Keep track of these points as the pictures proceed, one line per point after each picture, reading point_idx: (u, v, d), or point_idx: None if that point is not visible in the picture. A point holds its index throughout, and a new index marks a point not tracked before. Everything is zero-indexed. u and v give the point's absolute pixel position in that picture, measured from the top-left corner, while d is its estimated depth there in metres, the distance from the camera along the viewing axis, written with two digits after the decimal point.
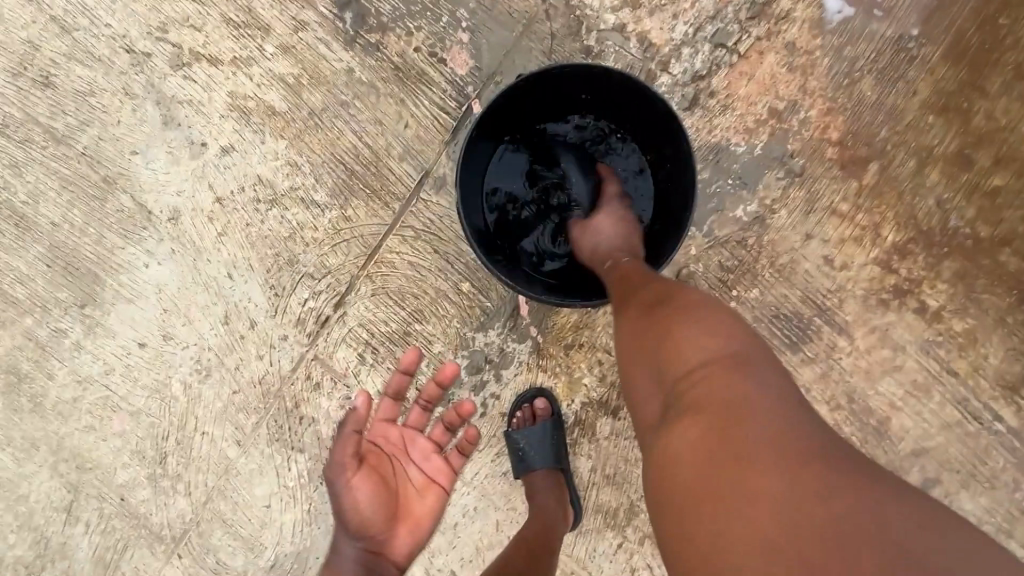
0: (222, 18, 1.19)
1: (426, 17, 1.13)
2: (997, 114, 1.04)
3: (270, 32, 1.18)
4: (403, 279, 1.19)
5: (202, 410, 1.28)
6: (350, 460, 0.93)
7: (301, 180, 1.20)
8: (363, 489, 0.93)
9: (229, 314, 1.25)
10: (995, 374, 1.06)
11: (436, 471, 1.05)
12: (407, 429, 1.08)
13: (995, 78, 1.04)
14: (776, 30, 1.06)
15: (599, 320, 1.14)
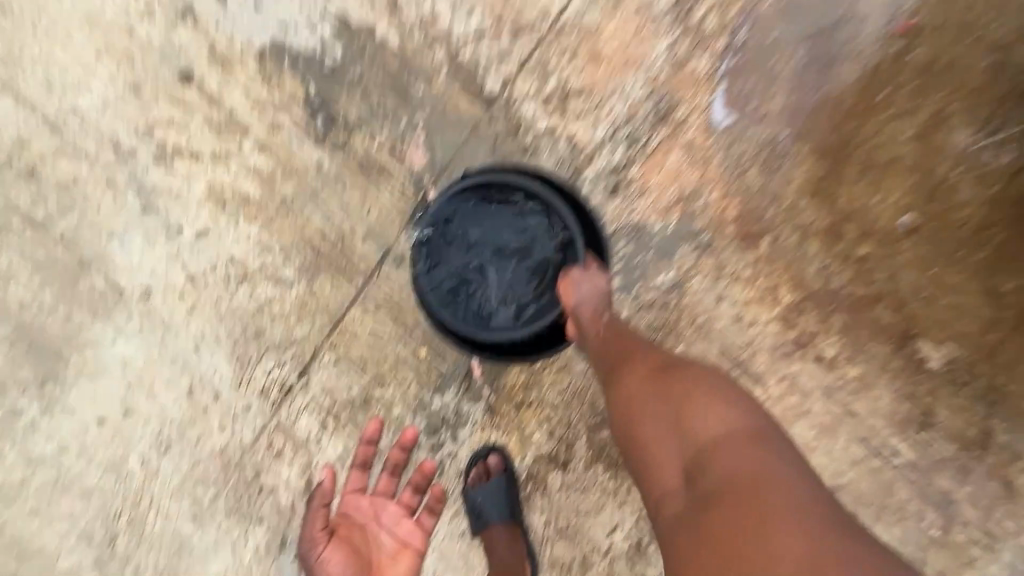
0: (205, 120, 1.35)
1: (388, 120, 1.33)
2: (857, 196, 1.28)
3: (249, 132, 1.34)
4: (365, 347, 1.28)
5: (158, 485, 1.29)
6: (320, 534, 1.21)
7: (271, 259, 1.31)
8: (335, 561, 1.18)
9: (193, 386, 1.30)
10: (888, 413, 1.23)
11: (408, 535, 1.24)
12: (376, 497, 1.27)
13: (853, 167, 1.29)
14: (678, 132, 1.30)
15: (546, 379, 1.25)
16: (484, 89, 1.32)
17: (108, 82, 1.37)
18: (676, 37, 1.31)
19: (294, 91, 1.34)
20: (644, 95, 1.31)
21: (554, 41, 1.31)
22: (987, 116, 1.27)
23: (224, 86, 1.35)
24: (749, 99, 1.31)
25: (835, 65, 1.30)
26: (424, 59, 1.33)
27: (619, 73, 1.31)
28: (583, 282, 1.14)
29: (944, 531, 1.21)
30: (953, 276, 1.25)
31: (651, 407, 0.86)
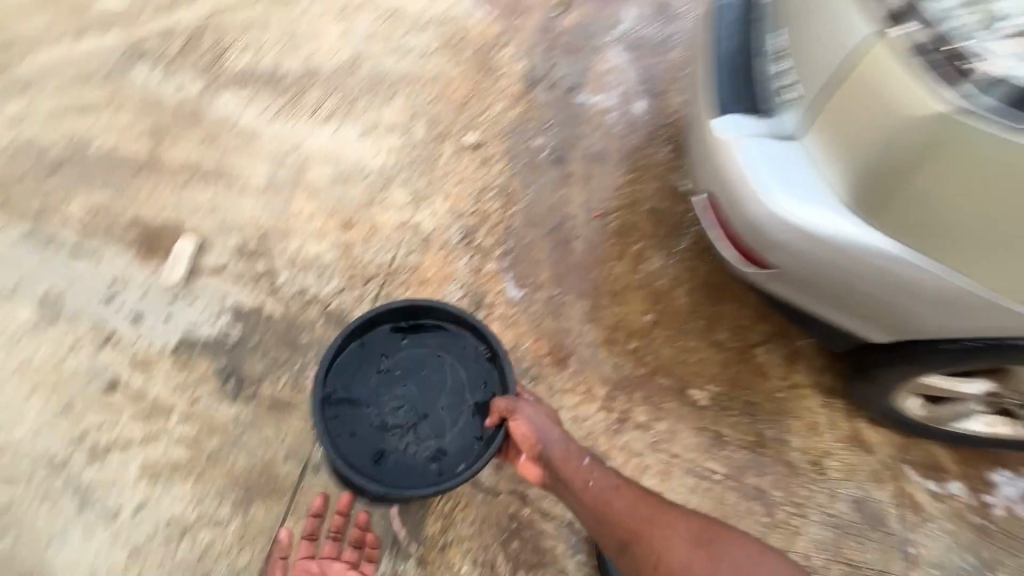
0: (131, 413, 1.68)
1: (286, 366, 1.77)
2: (617, 312, 1.95)
3: (172, 409, 1.69)
4: (303, 551, 1.58)
5: None
6: None
7: (207, 506, 1.59)
8: None
9: None
10: (695, 446, 1.75)
11: None
12: (324, 557, 1.57)
13: (607, 296, 1.98)
14: (491, 311, 1.93)
15: (457, 516, 1.59)
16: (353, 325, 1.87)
17: (40, 410, 1.67)
18: (470, 256, 2.02)
19: (205, 369, 1.75)
20: (461, 295, 1.94)
21: (393, 280, 1.94)
22: (665, 243, 2.07)
23: (146, 382, 1.72)
24: (528, 277, 2.00)
25: (570, 244, 2.08)
26: (304, 317, 1.85)
27: (441, 288, 1.97)
28: (533, 417, 1.50)
29: (768, 515, 1.68)
30: (691, 340, 1.89)
31: (637, 531, 1.36)
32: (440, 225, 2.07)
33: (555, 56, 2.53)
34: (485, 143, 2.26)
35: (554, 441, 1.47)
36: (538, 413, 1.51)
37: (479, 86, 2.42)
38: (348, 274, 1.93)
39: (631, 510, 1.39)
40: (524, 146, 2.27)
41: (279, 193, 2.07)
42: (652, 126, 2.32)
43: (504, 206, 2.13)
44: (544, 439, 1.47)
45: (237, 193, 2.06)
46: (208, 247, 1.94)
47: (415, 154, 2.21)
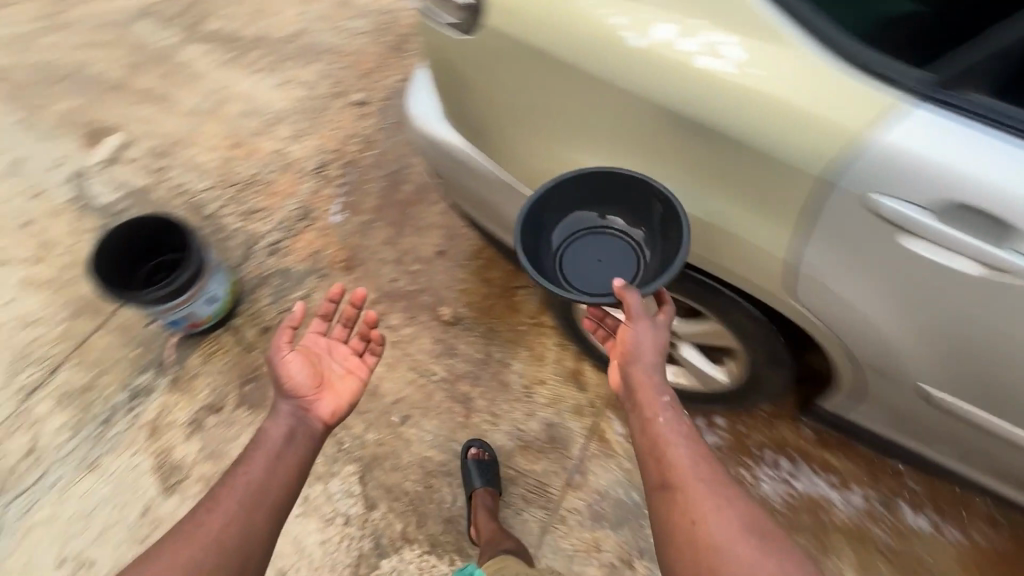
0: (13, 236, 2.27)
1: None
2: (417, 247, 2.26)
3: (46, 233, 2.27)
4: (97, 352, 1.98)
5: None
6: (286, 344, 1.39)
7: (41, 306, 2.09)
8: (297, 369, 1.39)
9: None
10: (428, 351, 2.01)
11: (354, 366, 1.53)
12: (332, 341, 1.53)
13: (411, 237, 2.29)
14: (312, 223, 2.33)
15: (215, 357, 1.97)
16: (208, 216, 2.34)
17: None
18: (313, 183, 2.45)
19: (83, 221, 2.31)
20: (299, 212, 2.36)
21: (245, 191, 2.41)
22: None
23: (39, 220, 2.31)
24: (352, 205, 2.39)
25: (399, 189, 2.43)
26: (173, 204, 2.37)
27: (285, 199, 2.40)
28: (644, 338, 1.24)
29: (464, 417, 1.89)
30: (465, 273, 2.17)
31: (703, 534, 1.03)
32: (304, 157, 2.53)
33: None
34: (368, 103, 2.75)
35: (646, 350, 1.24)
36: (653, 332, 1.25)
37: (385, 60, 2.91)
38: (206, 180, 2.45)
39: (708, 476, 1.11)
40: (389, 112, 2.71)
41: (196, 115, 2.66)
42: None
43: (347, 151, 2.56)
44: (640, 354, 1.25)
45: (164, 110, 2.68)
46: (131, 143, 2.54)
47: (307, 100, 2.75)
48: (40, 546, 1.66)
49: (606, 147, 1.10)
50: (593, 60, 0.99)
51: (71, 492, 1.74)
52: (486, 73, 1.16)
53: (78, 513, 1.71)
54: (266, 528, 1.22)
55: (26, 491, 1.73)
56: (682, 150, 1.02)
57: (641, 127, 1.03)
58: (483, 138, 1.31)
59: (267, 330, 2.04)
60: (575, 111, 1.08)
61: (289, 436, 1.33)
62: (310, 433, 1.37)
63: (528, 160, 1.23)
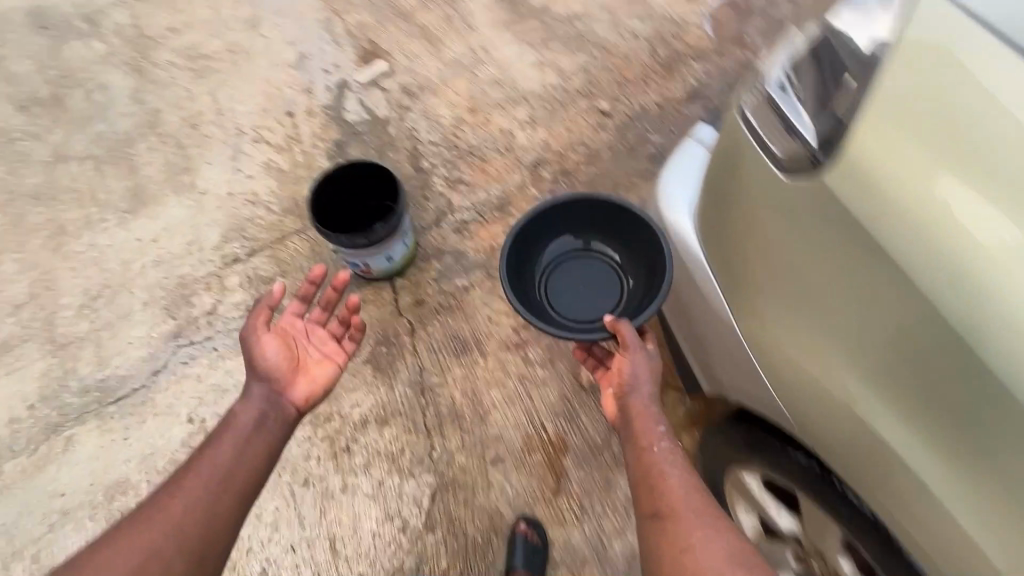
0: (275, 120, 2.58)
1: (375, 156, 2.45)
2: None
3: (298, 129, 2.54)
4: (288, 253, 2.19)
5: (136, 271, 2.20)
6: (262, 328, 1.61)
7: (269, 191, 2.37)
8: (271, 351, 1.60)
9: (191, 232, 2.28)
10: (550, 405, 1.87)
11: (331, 352, 1.73)
12: (310, 326, 1.74)
13: None
14: (504, 218, 2.28)
15: (369, 307, 2.07)
16: (421, 169, 2.41)
17: (258, 91, 2.67)
18: (523, 178, 2.38)
19: (328, 130, 2.53)
20: (498, 201, 2.32)
21: (462, 159, 2.43)
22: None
23: (298, 114, 2.59)
24: None
25: None
26: (399, 145, 2.48)
27: (492, 183, 2.37)
28: (637, 366, 1.43)
29: (552, 493, 1.76)
30: None
31: (689, 561, 1.20)
32: (528, 146, 2.46)
33: (724, 93, 2.65)
34: (612, 115, 2.55)
35: (641, 379, 1.45)
36: (647, 362, 1.46)
37: (650, 76, 2.68)
38: (434, 134, 2.51)
39: (695, 508, 1.28)
40: (627, 133, 2.50)
41: (455, 66, 2.71)
42: None
43: (569, 158, 2.43)
44: (634, 380, 1.46)
45: (431, 51, 2.77)
46: (392, 74, 2.69)
47: (556, 89, 2.64)
48: (182, 394, 1.93)
49: (883, 384, 0.94)
50: (961, 298, 0.80)
51: (221, 364, 1.97)
52: (811, 251, 0.97)
53: (215, 384, 1.94)
54: (233, 507, 1.38)
55: (194, 343, 2.01)
56: (982, 446, 0.84)
57: (946, 401, 0.86)
58: (736, 278, 1.14)
59: (420, 303, 2.07)
60: (882, 343, 0.91)
61: (260, 419, 1.52)
62: (283, 415, 1.56)
63: (787, 346, 1.06)
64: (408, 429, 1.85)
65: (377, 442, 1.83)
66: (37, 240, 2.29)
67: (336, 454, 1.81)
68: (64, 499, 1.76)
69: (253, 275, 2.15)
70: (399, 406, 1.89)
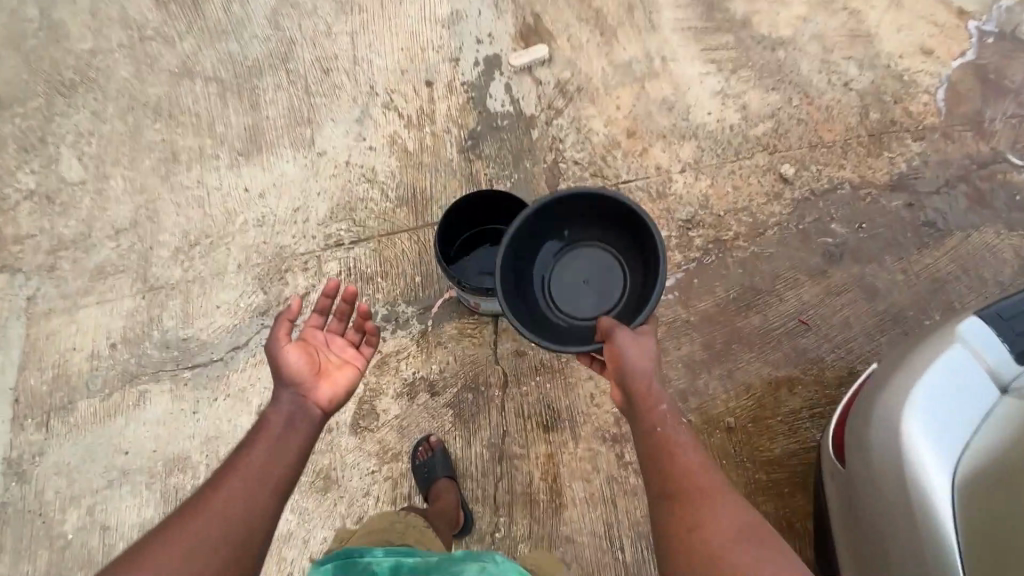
0: (410, 87, 2.28)
1: (509, 161, 2.16)
2: (712, 397, 1.80)
3: (433, 106, 2.25)
4: (393, 253, 2.00)
5: (238, 227, 2.06)
6: (284, 335, 1.40)
7: (388, 173, 2.14)
8: (293, 356, 1.40)
9: (299, 197, 2.10)
10: (635, 522, 1.66)
11: (353, 358, 1.51)
12: (330, 333, 1.52)
13: (714, 381, 1.82)
14: None
15: (465, 343, 1.87)
16: (556, 193, 2.10)
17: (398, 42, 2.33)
18: (670, 234, 2.03)
19: (465, 116, 2.23)
20: None
21: None
22: (832, 395, 1.80)
23: (436, 87, 2.28)
24: (688, 290, 1.94)
25: (746, 315, 1.91)
26: (539, 156, 2.16)
27: None
28: (632, 351, 1.39)
29: None
30: (733, 476, 1.71)
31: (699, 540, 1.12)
32: (683, 198, 2.09)
33: (944, 188, 2.12)
34: (793, 183, 2.12)
35: (642, 364, 1.38)
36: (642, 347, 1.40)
37: (853, 144, 2.19)
38: (581, 151, 2.17)
39: (711, 486, 1.20)
40: (806, 211, 2.07)
41: (624, 72, 2.29)
42: (918, 321, 1.92)
43: (729, 223, 2.05)
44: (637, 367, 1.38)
45: (602, 44, 2.34)
46: (551, 62, 2.30)
47: (735, 131, 2.21)
48: (257, 381, 1.83)
49: None
50: None
51: None
52: None
53: None
54: (271, 506, 1.21)
55: None
56: None
57: None
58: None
59: (519, 355, 1.83)
60: None
61: (289, 419, 1.35)
62: (312, 417, 1.37)
63: None
64: (476, 498, 1.69)
65: None
66: (148, 162, 2.18)
67: (396, 497, 1.69)
68: (126, 459, 1.73)
69: (354, 269, 1.99)
70: (471, 467, 1.72)
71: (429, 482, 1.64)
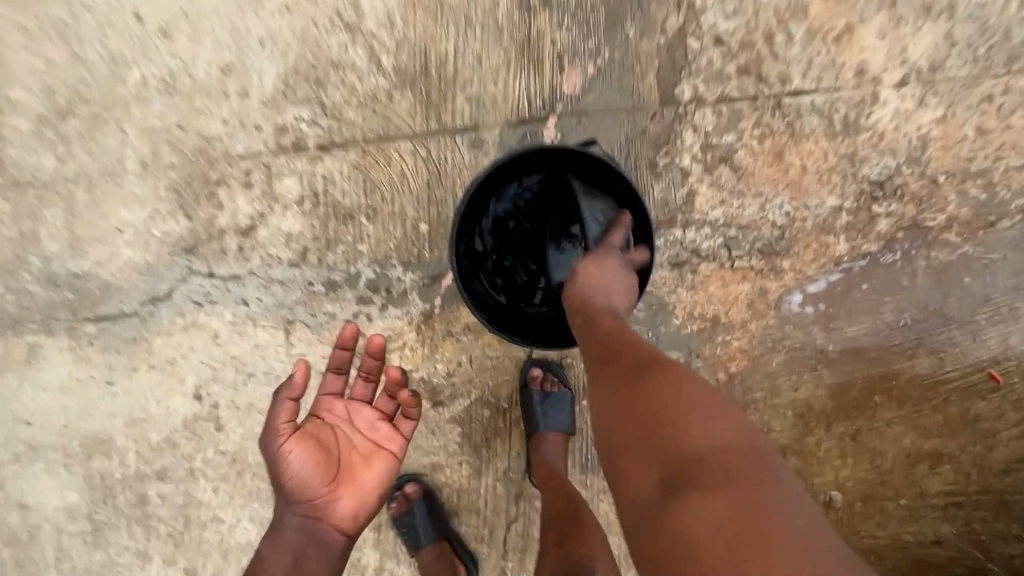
0: None
1: (597, 24, 1.21)
2: (822, 460, 1.29)
3: None
4: (386, 178, 1.25)
5: (133, 95, 1.25)
6: (284, 425, 0.95)
7: (381, 19, 1.21)
8: (298, 458, 0.94)
9: (230, 50, 1.23)
10: None
11: (386, 438, 1.03)
12: (353, 402, 1.04)
13: (832, 440, 1.28)
14: (764, 272, 1.25)
15: (486, 339, 1.27)
16: (667, 100, 1.22)
17: None
18: (840, 204, 1.23)
19: None
20: (770, 233, 1.24)
21: (751, 111, 1.22)
22: (989, 483, 1.28)
23: None
24: (838, 303, 1.25)
25: (913, 354, 1.26)
26: (651, 19, 1.21)
27: (777, 186, 1.23)
28: (614, 271, 0.98)
29: None
30: None
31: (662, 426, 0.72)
32: (882, 140, 1.22)
33: None
34: None
35: (618, 282, 0.97)
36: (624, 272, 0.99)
37: None
38: (732, 16, 1.19)
39: (668, 379, 0.78)
40: None
41: None
42: None
43: (943, 199, 1.23)
44: (608, 284, 0.97)
45: None
46: None
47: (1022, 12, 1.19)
48: (190, 352, 1.29)
49: None
50: None
51: (250, 332, 1.28)
52: None
53: (237, 360, 1.29)
54: None
55: (215, 280, 1.27)
56: None
57: None
58: None
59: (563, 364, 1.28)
60: None
61: (297, 558, 0.94)
62: (329, 549, 0.95)
63: None
64: (479, 536, 1.31)
65: None
66: None
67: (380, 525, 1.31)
68: (29, 433, 1.31)
69: (324, 196, 1.25)
70: (481, 503, 1.31)
71: (412, 548, 1.27)
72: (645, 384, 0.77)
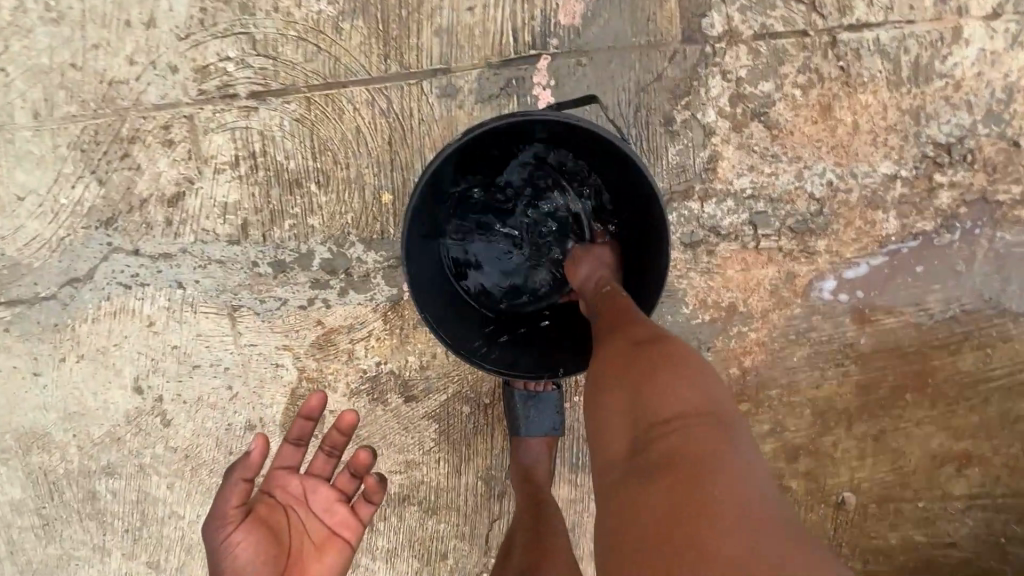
0: None
1: None
2: (840, 462, 1.15)
3: None
4: (337, 136, 1.01)
5: (16, 26, 0.99)
6: (233, 512, 0.78)
7: None
8: (245, 547, 0.78)
9: None
10: None
11: (342, 525, 0.86)
12: (311, 478, 0.88)
13: (853, 440, 1.14)
14: (793, 254, 1.05)
15: None
16: (688, 38, 0.97)
17: None
18: (894, 172, 1.00)
19: None
20: (806, 207, 1.02)
21: (792, 54, 0.97)
22: (1020, 487, 1.15)
23: None
24: (876, 290, 1.06)
25: (955, 349, 1.09)
26: None
27: (820, 149, 1.00)
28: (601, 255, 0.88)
29: None
30: None
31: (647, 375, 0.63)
32: (954, 92, 0.98)
33: None
34: None
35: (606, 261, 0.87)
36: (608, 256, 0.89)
37: None
38: None
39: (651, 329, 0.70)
40: None
41: None
42: None
43: (1021, 167, 1.00)
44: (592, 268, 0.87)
45: None
46: None
47: None
48: (123, 340, 1.12)
49: None
50: None
51: (189, 319, 1.10)
52: None
53: (178, 350, 1.12)
54: None
55: (141, 258, 1.07)
56: None
57: None
58: None
59: None
60: None
61: None
62: None
63: None
64: (458, 536, 1.20)
65: (413, 533, 1.20)
66: None
67: None
68: None
69: (262, 158, 1.02)
70: (460, 502, 1.19)
71: None
72: (628, 333, 0.70)
